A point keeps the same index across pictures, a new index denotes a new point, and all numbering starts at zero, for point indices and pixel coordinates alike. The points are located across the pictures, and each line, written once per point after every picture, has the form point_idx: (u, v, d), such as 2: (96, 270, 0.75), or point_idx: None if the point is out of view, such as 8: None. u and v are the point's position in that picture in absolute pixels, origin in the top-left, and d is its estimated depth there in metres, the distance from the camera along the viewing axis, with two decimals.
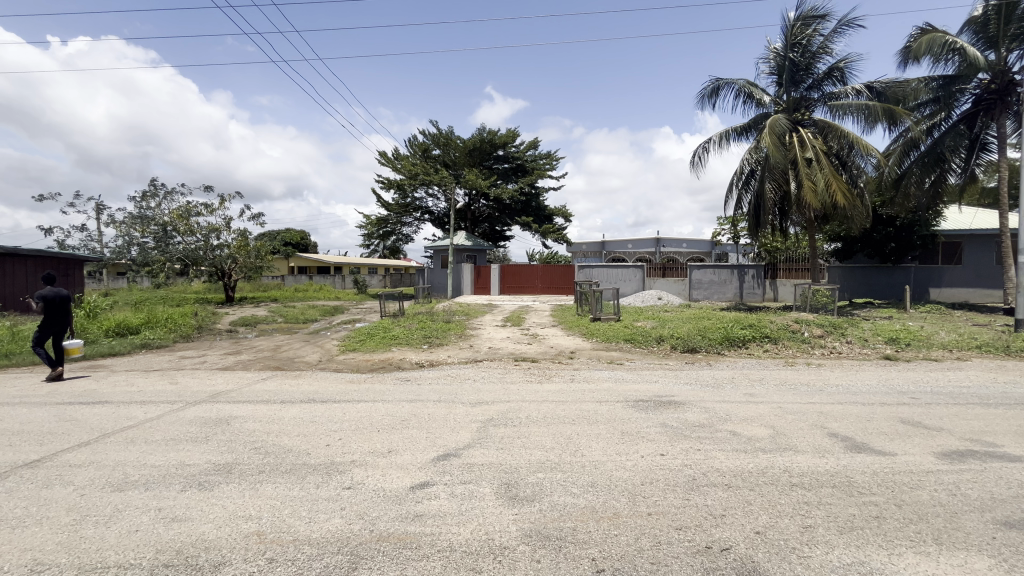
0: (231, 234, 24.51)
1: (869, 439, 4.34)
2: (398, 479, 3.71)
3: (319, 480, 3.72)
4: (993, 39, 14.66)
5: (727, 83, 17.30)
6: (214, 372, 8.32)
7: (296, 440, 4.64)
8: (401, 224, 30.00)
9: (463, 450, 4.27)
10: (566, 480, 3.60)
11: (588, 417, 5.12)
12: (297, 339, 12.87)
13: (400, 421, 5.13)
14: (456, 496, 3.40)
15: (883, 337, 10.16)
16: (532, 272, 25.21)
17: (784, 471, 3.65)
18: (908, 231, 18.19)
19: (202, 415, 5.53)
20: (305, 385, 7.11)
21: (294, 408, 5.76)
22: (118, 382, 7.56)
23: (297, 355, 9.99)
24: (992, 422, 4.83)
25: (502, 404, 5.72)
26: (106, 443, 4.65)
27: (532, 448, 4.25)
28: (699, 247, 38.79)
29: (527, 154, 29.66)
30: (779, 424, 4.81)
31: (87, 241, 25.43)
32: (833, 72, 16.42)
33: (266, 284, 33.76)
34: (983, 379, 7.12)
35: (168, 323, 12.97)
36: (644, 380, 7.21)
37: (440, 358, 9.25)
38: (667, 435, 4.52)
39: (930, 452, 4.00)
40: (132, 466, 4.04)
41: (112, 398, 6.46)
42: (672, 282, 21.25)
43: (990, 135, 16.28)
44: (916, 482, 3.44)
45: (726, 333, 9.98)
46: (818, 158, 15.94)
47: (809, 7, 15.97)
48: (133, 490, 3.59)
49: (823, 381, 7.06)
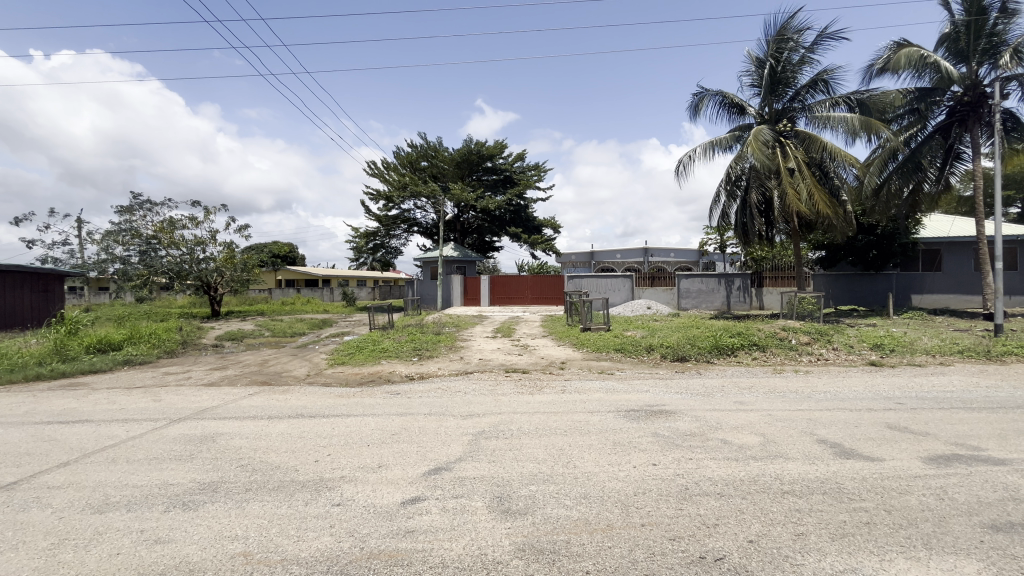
0: (216, 247, 24.30)
1: (858, 445, 4.38)
2: (388, 494, 3.65)
3: (307, 497, 3.65)
4: (964, 53, 15.15)
5: (710, 94, 17.70)
6: (200, 388, 8.15)
7: (285, 456, 4.56)
8: (390, 236, 29.99)
9: (455, 463, 4.22)
10: (559, 492, 3.58)
11: (581, 428, 5.12)
12: (284, 353, 12.66)
13: (390, 435, 5.08)
14: (449, 510, 3.36)
15: (868, 343, 10.34)
16: (521, 283, 25.31)
17: (774, 478, 3.67)
18: (889, 240, 18.84)
19: (188, 433, 5.41)
20: (293, 400, 7.00)
21: (283, 424, 5.68)
22: (100, 400, 7.37)
23: (285, 370, 9.85)
24: (976, 426, 4.92)
25: (494, 416, 5.70)
26: (86, 462, 4.52)
27: (524, 460, 4.23)
28: (687, 256, 39.21)
29: (515, 166, 29.98)
30: (769, 431, 4.86)
31: (70, 256, 24.98)
32: (815, 83, 16.87)
33: (253, 298, 33.35)
34: (967, 384, 7.24)
35: (151, 338, 12.72)
36: (635, 389, 7.20)
37: (430, 370, 9.21)
38: (660, 445, 4.52)
39: (917, 456, 4.06)
40: (113, 487, 3.93)
41: (92, 417, 6.29)
42: (661, 291, 21.42)
43: (964, 146, 16.69)
44: (905, 487, 3.47)
45: (715, 341, 10.05)
46: (800, 167, 16.31)
47: (789, 23, 16.47)
48: (114, 511, 3.49)
49: (811, 388, 7.11)
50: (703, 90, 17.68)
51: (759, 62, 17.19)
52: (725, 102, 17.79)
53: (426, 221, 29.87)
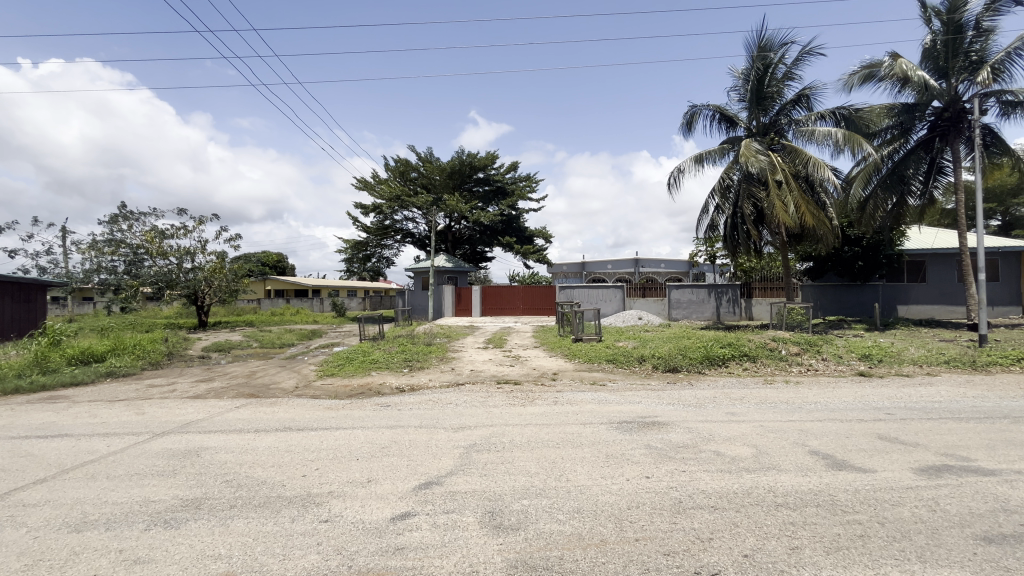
0: (205, 257, 23.98)
1: (849, 456, 4.38)
2: (378, 510, 3.57)
3: (294, 514, 3.56)
4: (944, 69, 15.61)
5: (700, 109, 18.01)
6: (185, 401, 7.99)
7: (271, 471, 4.46)
8: (381, 246, 29.90)
9: (445, 477, 4.15)
10: (552, 506, 3.52)
11: (573, 440, 5.07)
12: (272, 364, 12.52)
13: (380, 448, 4.99)
14: (439, 526, 3.29)
15: (857, 353, 10.45)
16: (512, 293, 25.27)
17: (768, 491, 3.64)
18: (874, 251, 19.23)
19: (171, 447, 5.27)
20: (281, 413, 6.88)
21: (270, 437, 5.56)
22: (80, 413, 7.17)
23: (273, 382, 9.69)
24: (965, 437, 4.95)
25: (486, 429, 5.63)
26: (64, 479, 4.38)
27: (516, 474, 4.17)
28: (677, 267, 39.53)
29: (507, 177, 30.23)
30: (761, 442, 4.85)
31: (54, 266, 24.54)
32: (800, 99, 17.27)
33: (241, 308, 32.94)
34: (955, 394, 7.32)
35: (135, 349, 12.50)
36: (628, 401, 7.16)
37: (421, 381, 9.11)
38: (653, 457, 4.50)
39: (908, 468, 4.06)
40: (92, 504, 3.81)
41: (72, 431, 6.11)
42: (652, 302, 21.52)
43: (946, 159, 17.07)
44: (897, 499, 3.47)
45: (707, 351, 10.10)
46: (787, 180, 16.54)
47: (773, 39, 16.85)
48: (92, 530, 3.37)
49: (801, 399, 7.14)
50: (694, 105, 17.99)
51: (745, 76, 17.53)
52: (716, 117, 18.10)
53: (418, 232, 29.87)
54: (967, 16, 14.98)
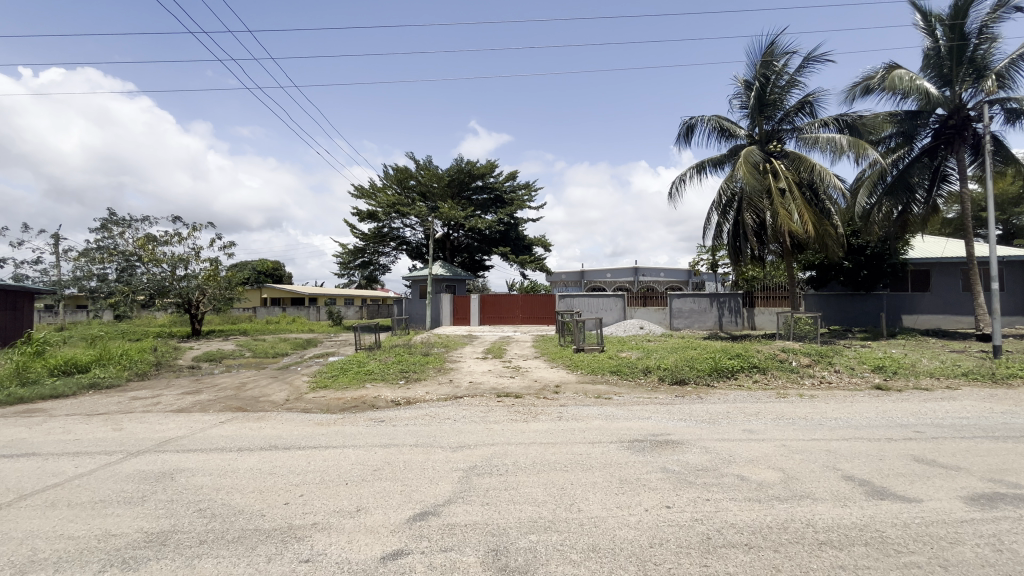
0: (199, 264, 23.53)
1: (889, 483, 3.97)
2: (366, 547, 3.15)
3: (271, 551, 3.14)
4: (949, 77, 15.40)
5: (698, 120, 17.82)
6: (168, 415, 7.53)
7: (250, 497, 4.04)
8: (378, 254, 29.53)
9: (443, 507, 3.73)
10: (564, 543, 3.11)
11: (582, 463, 4.65)
12: (264, 375, 12.04)
13: (372, 471, 4.57)
14: (435, 568, 2.87)
15: (870, 365, 10.04)
16: (511, 302, 24.88)
17: (807, 526, 3.23)
18: (878, 260, 18.88)
19: (144, 469, 4.83)
20: (267, 429, 6.42)
21: (253, 457, 5.13)
22: (54, 429, 6.70)
23: (263, 394, 9.21)
24: (1008, 459, 4.54)
25: (486, 448, 5.21)
26: (21, 507, 3.95)
27: (521, 503, 3.75)
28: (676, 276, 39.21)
29: (505, 185, 29.97)
30: (788, 465, 4.44)
31: (45, 274, 24.09)
32: (803, 106, 17.05)
33: (237, 317, 32.42)
34: (982, 410, 6.91)
35: (121, 359, 12.04)
36: (636, 416, 6.73)
37: (417, 395, 8.65)
38: (671, 483, 4.08)
39: (956, 496, 3.66)
40: (44, 539, 3.38)
41: (42, 449, 5.65)
42: (653, 310, 21.24)
43: (951, 167, 16.84)
44: (954, 536, 3.07)
45: (715, 363, 9.69)
46: (790, 188, 16.37)
47: (775, 46, 16.65)
48: (38, 572, 2.94)
49: (820, 415, 6.71)
50: (692, 117, 17.79)
51: (747, 84, 17.33)
52: (716, 127, 17.84)
53: (415, 240, 29.51)
54: (970, 24, 14.81)
